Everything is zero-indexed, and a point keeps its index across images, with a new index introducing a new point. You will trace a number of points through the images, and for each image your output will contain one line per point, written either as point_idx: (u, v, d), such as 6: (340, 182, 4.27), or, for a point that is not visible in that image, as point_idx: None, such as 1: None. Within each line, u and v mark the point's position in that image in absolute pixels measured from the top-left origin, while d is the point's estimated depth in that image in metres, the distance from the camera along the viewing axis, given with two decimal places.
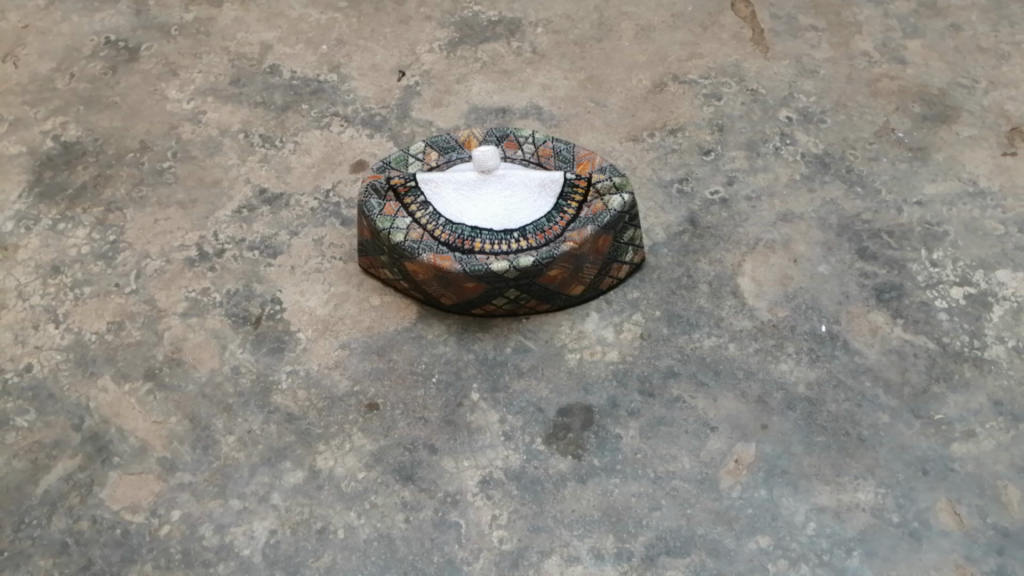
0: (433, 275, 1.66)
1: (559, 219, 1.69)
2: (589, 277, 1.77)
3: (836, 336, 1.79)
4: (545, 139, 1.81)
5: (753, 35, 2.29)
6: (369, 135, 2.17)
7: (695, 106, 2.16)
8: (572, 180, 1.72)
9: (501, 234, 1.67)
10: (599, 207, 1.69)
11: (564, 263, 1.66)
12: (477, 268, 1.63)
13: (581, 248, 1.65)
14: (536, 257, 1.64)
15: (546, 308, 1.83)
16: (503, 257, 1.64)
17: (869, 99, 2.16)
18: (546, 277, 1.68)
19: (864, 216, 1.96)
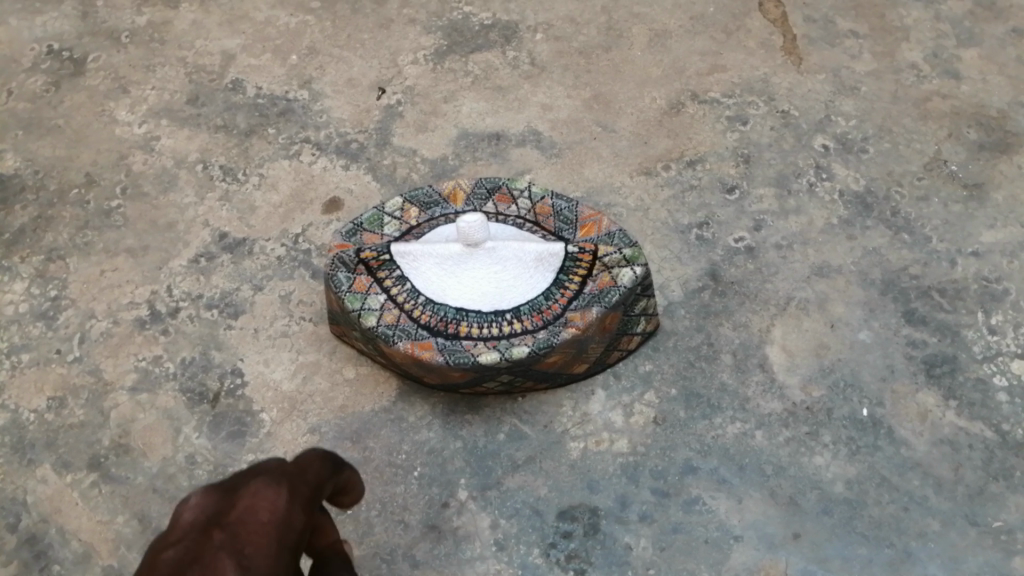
0: (412, 363, 1.42)
1: (559, 297, 1.44)
2: (594, 356, 1.54)
3: (879, 421, 1.56)
4: (543, 194, 1.58)
5: (785, 42, 2.00)
6: (344, 166, 1.90)
7: (717, 131, 1.88)
8: (575, 251, 1.48)
9: (490, 316, 1.43)
10: (606, 282, 1.45)
11: (565, 351, 1.42)
12: (462, 360, 1.39)
13: (585, 333, 1.41)
14: (533, 345, 1.40)
15: (544, 386, 1.60)
16: (494, 345, 1.40)
17: (917, 123, 1.88)
18: (543, 364, 1.45)
19: (911, 269, 1.70)
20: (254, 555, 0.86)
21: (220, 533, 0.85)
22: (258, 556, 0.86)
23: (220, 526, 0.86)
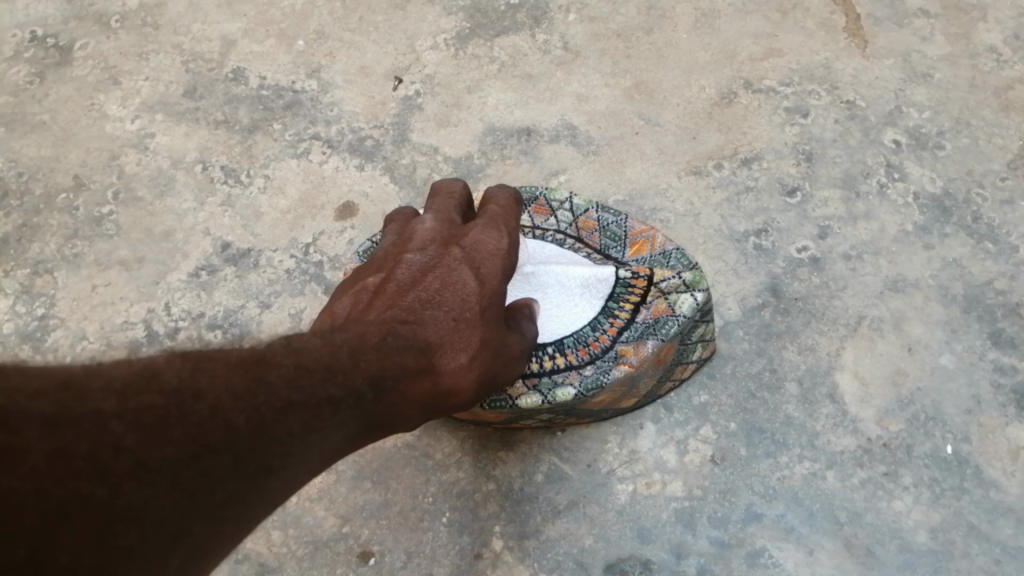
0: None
1: (608, 327, 1.27)
2: (644, 391, 1.37)
3: (966, 460, 1.38)
4: (587, 205, 1.40)
5: (848, 23, 1.79)
6: (358, 165, 1.71)
7: (774, 124, 1.69)
8: (627, 276, 1.30)
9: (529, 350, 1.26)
10: (663, 311, 1.29)
11: (613, 390, 1.28)
12: (497, 404, 1.24)
13: (638, 371, 1.27)
14: (579, 386, 1.25)
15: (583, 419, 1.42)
16: (532, 384, 1.24)
17: (999, 114, 1.67)
18: (587, 404, 1.29)
19: (997, 284, 1.51)
20: (487, 277, 0.99)
21: (461, 254, 1.00)
22: (488, 278, 0.99)
23: (460, 240, 1.02)
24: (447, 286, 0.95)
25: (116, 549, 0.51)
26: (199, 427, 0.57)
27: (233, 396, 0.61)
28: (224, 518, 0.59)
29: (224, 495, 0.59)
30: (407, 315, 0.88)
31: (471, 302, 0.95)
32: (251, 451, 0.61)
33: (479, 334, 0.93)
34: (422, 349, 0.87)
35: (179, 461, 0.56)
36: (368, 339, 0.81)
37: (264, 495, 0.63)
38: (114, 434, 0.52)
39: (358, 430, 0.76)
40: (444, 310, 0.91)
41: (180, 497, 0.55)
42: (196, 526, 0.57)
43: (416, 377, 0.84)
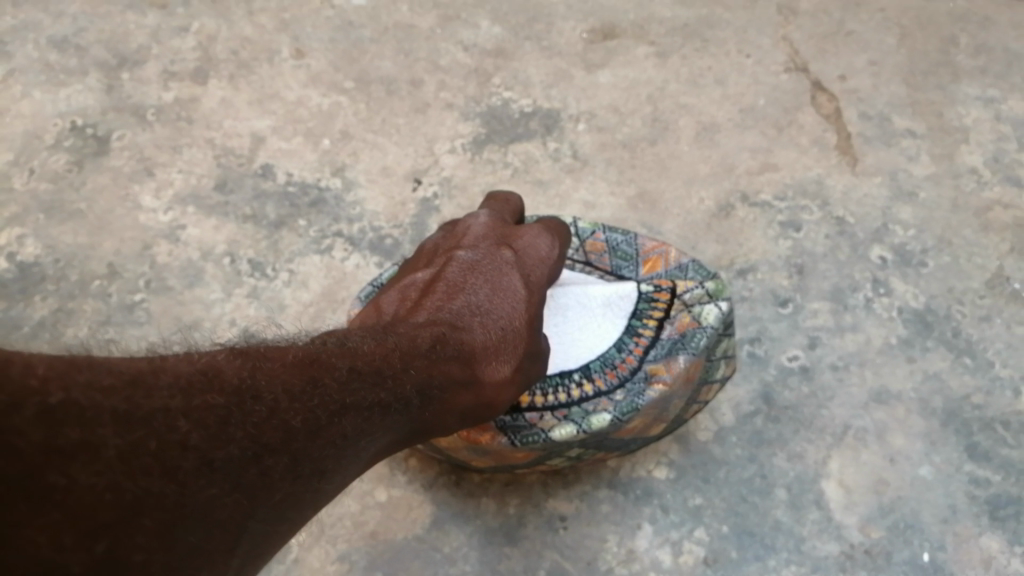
0: (467, 446, 1.38)
1: (634, 348, 1.41)
2: (677, 415, 1.47)
3: (942, 568, 1.47)
4: (593, 229, 1.57)
5: (839, 141, 1.92)
6: (378, 263, 1.82)
7: (768, 237, 1.80)
8: (650, 293, 1.47)
9: (559, 380, 1.39)
10: (688, 324, 1.43)
11: (649, 413, 1.38)
12: (532, 439, 1.34)
13: (672, 389, 1.38)
14: (614, 411, 1.35)
15: (616, 455, 1.53)
16: (566, 415, 1.36)
17: (978, 234, 1.80)
18: (625, 431, 1.39)
19: (973, 398, 1.61)
20: (524, 292, 1.24)
21: (507, 263, 1.26)
22: (525, 293, 1.23)
23: (511, 248, 1.30)
24: (493, 293, 1.21)
25: (181, 546, 0.68)
26: (259, 428, 0.77)
27: (294, 396, 0.82)
28: (276, 513, 0.79)
29: (271, 496, 0.78)
30: (458, 311, 1.17)
31: (513, 313, 1.20)
32: (298, 451, 0.82)
33: (515, 350, 1.17)
34: (468, 356, 1.12)
35: (229, 467, 0.73)
36: (417, 346, 1.05)
37: (302, 498, 0.83)
38: (179, 433, 0.70)
39: (407, 427, 1.02)
40: (487, 320, 1.17)
41: (229, 501, 0.73)
42: (254, 522, 0.76)
43: (460, 386, 1.10)
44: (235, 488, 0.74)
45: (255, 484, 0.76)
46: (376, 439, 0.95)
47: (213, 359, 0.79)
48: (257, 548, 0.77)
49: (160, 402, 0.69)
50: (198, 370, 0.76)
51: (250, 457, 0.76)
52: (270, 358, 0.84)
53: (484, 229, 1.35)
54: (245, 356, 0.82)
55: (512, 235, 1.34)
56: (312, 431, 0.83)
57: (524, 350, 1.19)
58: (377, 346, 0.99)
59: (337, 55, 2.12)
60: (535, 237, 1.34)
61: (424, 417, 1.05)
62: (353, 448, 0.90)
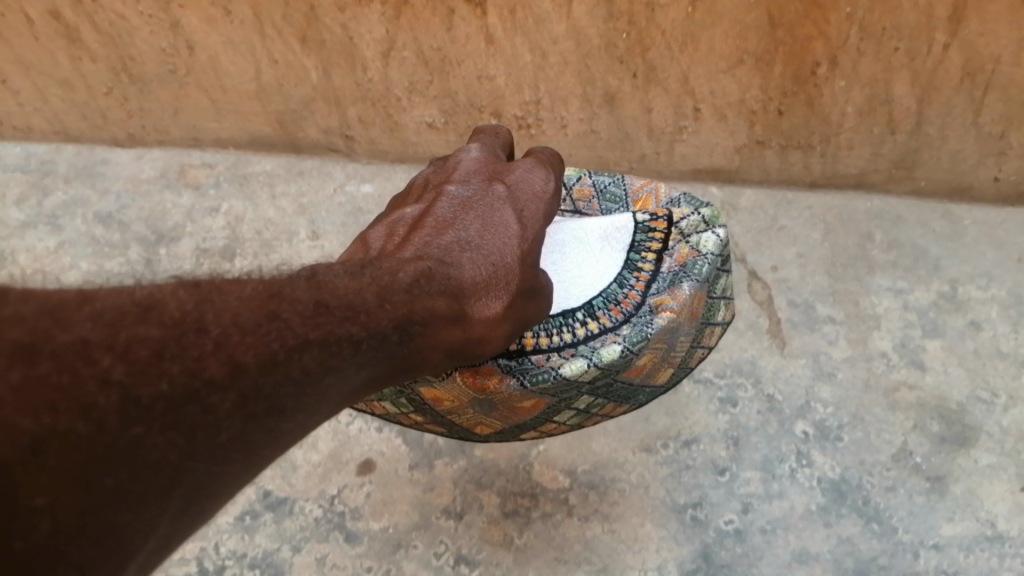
0: (473, 394, 1.45)
1: (635, 285, 1.57)
2: (680, 357, 1.62)
3: None
4: (579, 176, 1.81)
5: (770, 324, 2.29)
6: (377, 427, 2.17)
7: (710, 411, 2.14)
8: (647, 226, 1.66)
9: (564, 322, 1.50)
10: (687, 254, 1.61)
11: (659, 341, 1.51)
12: (543, 379, 1.43)
13: (677, 316, 1.52)
14: (623, 343, 1.47)
15: (622, 409, 1.65)
16: (576, 352, 1.46)
17: (887, 411, 2.13)
18: (632, 367, 1.51)
19: (880, 560, 1.91)
20: (512, 236, 1.29)
21: (497, 198, 1.34)
22: (511, 237, 1.29)
23: (501, 184, 1.38)
24: (483, 231, 1.28)
25: (97, 488, 0.70)
26: (198, 363, 0.79)
27: (246, 327, 0.85)
28: (223, 453, 0.81)
29: (209, 435, 0.79)
30: (441, 253, 1.22)
31: (500, 260, 1.25)
32: (247, 389, 0.83)
33: (502, 293, 1.23)
34: (453, 295, 1.17)
35: (158, 403, 0.75)
36: (399, 283, 1.10)
37: (250, 441, 0.84)
38: (103, 366, 0.71)
39: (386, 361, 1.06)
40: (475, 261, 1.23)
41: (159, 441, 0.75)
42: (195, 463, 0.78)
43: (444, 321, 1.14)
44: (172, 420, 0.76)
45: (190, 417, 0.77)
46: (383, 358, 1.05)
47: (157, 291, 0.81)
48: (198, 493, 0.80)
49: (79, 332, 0.71)
50: (136, 303, 0.77)
51: (182, 395, 0.77)
52: (232, 286, 0.88)
53: (474, 166, 1.44)
54: (196, 290, 0.84)
55: (501, 177, 1.41)
56: (271, 362, 0.86)
57: (513, 286, 1.24)
58: (358, 284, 1.05)
59: (347, 237, 2.47)
60: (525, 175, 1.41)
61: (417, 355, 1.12)
62: (377, 344, 1.02)
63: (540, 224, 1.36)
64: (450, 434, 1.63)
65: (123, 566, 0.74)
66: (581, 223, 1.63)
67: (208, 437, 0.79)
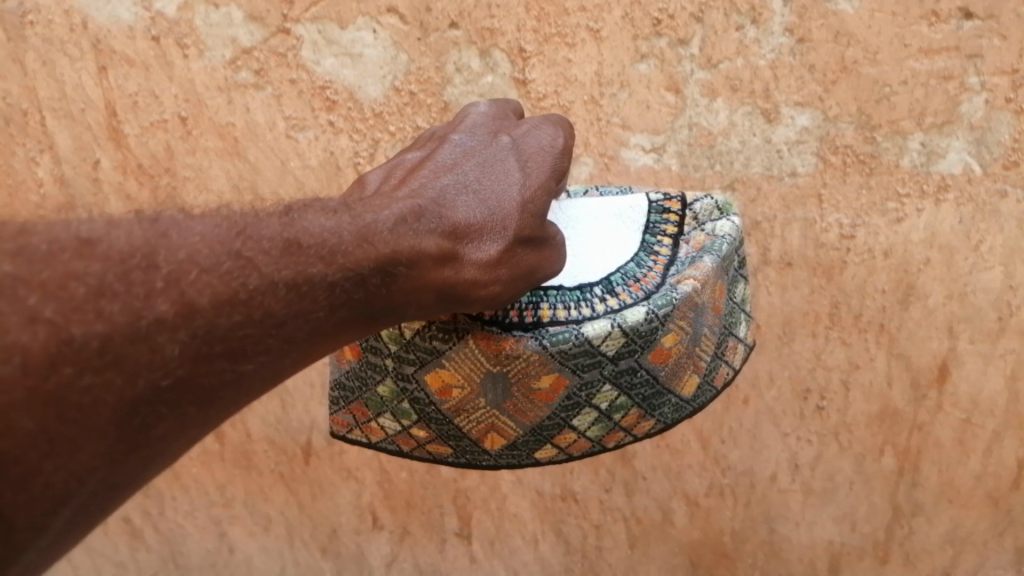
0: (487, 367, 1.14)
1: (652, 265, 1.25)
2: (705, 359, 1.26)
3: None
4: (586, 189, 1.50)
5: None
6: None
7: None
8: (659, 206, 1.36)
9: (578, 293, 1.18)
10: (704, 239, 1.30)
11: (685, 313, 1.19)
12: (562, 343, 1.13)
13: (704, 286, 1.21)
14: (649, 306, 1.16)
15: (653, 427, 1.25)
16: (595, 316, 1.15)
17: None
18: (656, 348, 1.18)
19: None
20: (530, 172, 1.12)
21: (506, 141, 1.15)
22: (528, 173, 1.12)
23: (511, 132, 1.18)
24: (486, 173, 1.10)
25: (19, 430, 0.71)
26: (145, 301, 0.78)
27: (204, 268, 0.83)
28: (172, 397, 0.81)
29: (155, 373, 0.79)
30: (429, 200, 1.05)
31: (510, 195, 1.09)
32: (201, 329, 0.82)
33: (509, 237, 1.06)
34: (445, 240, 1.03)
35: (93, 343, 0.75)
36: (379, 224, 0.98)
37: (205, 388, 0.83)
38: (29, 305, 0.72)
39: (356, 310, 0.96)
40: (474, 202, 1.07)
41: (95, 382, 0.75)
42: (138, 404, 0.79)
43: (434, 252, 1.01)
44: (110, 360, 0.76)
45: (131, 354, 0.77)
46: (377, 272, 0.96)
47: (105, 225, 0.80)
48: (144, 436, 0.80)
49: (5, 267, 0.73)
50: (79, 237, 0.78)
51: (125, 332, 0.77)
52: (195, 223, 0.86)
53: (482, 117, 1.21)
54: (154, 225, 0.83)
55: (508, 129, 1.19)
56: (230, 301, 0.84)
57: (516, 233, 1.07)
58: (337, 221, 0.96)
59: None
60: (532, 127, 1.18)
61: (404, 291, 1.00)
62: (366, 263, 0.95)
63: (549, 178, 1.12)
64: (457, 461, 1.23)
65: (58, 511, 0.77)
66: (576, 207, 1.35)
67: (144, 388, 0.78)
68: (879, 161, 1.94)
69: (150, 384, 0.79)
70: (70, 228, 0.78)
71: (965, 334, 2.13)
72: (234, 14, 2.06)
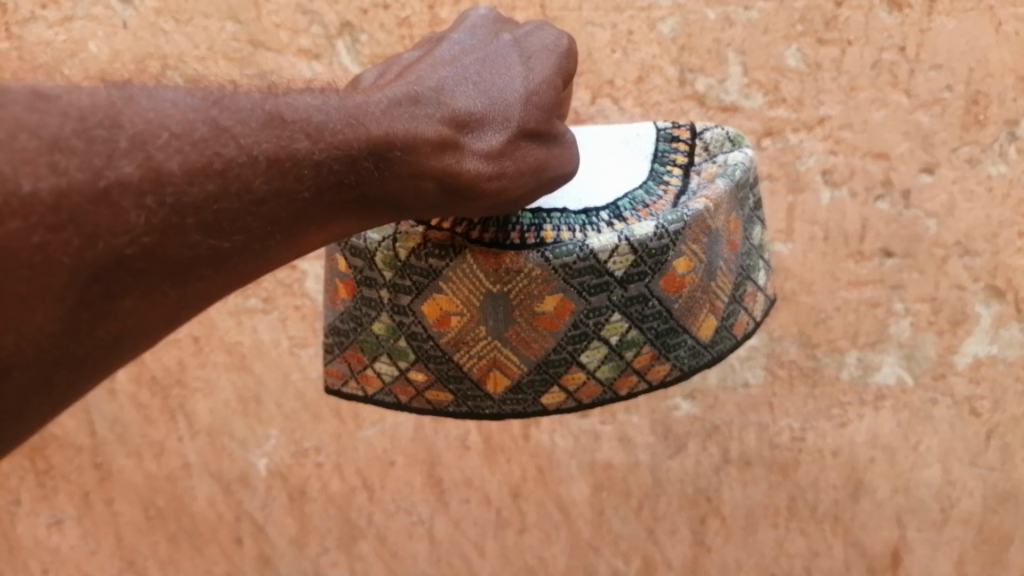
0: (486, 288, 1.13)
1: (662, 192, 1.22)
2: (721, 298, 1.22)
3: None
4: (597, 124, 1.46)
5: None
6: None
7: None
8: (669, 132, 1.32)
9: (582, 214, 1.15)
10: (715, 167, 1.26)
11: (697, 236, 1.15)
12: (565, 256, 1.10)
13: (717, 204, 1.17)
14: (658, 220, 1.13)
15: (670, 374, 1.20)
16: (602, 227, 1.13)
17: None
18: (667, 272, 1.13)
19: None
20: (533, 70, 1.04)
21: (506, 37, 1.07)
22: (533, 70, 1.04)
23: (514, 33, 1.09)
24: (487, 66, 1.02)
25: None
26: (107, 160, 0.76)
27: (175, 133, 0.79)
28: (138, 268, 0.79)
29: (117, 239, 0.76)
30: (422, 87, 0.97)
31: (511, 86, 1.01)
32: (170, 199, 0.78)
33: (509, 133, 0.99)
34: (440, 136, 0.95)
35: (45, 197, 0.73)
36: (366, 105, 0.91)
37: (179, 264, 0.81)
38: None
39: (341, 203, 0.89)
40: (472, 89, 1.00)
41: (48, 240, 0.73)
42: (99, 273, 0.76)
43: (433, 137, 0.94)
44: (66, 219, 0.74)
45: (89, 215, 0.75)
46: (369, 154, 0.89)
47: (69, 86, 0.78)
48: (106, 304, 0.78)
49: None
50: (35, 91, 0.75)
51: (85, 190, 0.74)
52: (171, 90, 0.82)
53: (482, 18, 1.10)
54: (121, 88, 0.80)
55: (511, 26, 1.10)
56: (204, 170, 0.80)
57: (521, 124, 1.00)
58: (325, 99, 0.89)
59: None
60: (536, 27, 1.10)
61: (399, 177, 0.92)
62: (357, 144, 0.89)
63: (555, 73, 1.05)
64: (458, 410, 1.21)
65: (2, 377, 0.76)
66: (585, 131, 1.32)
67: (107, 252, 0.76)
68: (822, 373, 2.17)
69: (113, 252, 0.76)
70: (39, 89, 0.76)
71: (913, 523, 2.26)
72: None
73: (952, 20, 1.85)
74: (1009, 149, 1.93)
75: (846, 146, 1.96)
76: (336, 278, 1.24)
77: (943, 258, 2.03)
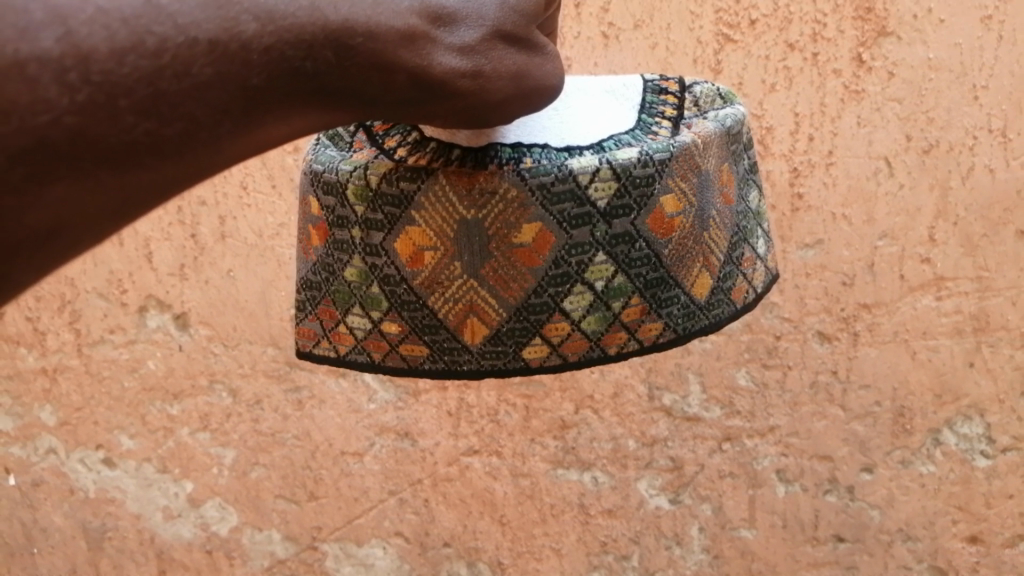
0: (460, 213, 0.98)
1: (652, 132, 1.07)
2: (714, 252, 1.09)
3: None
4: None
5: None
6: None
7: None
8: (658, 78, 1.18)
9: (563, 146, 0.99)
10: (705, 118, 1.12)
11: (686, 173, 1.02)
12: (544, 174, 0.96)
13: (705, 145, 1.05)
14: (644, 148, 1.00)
15: (662, 335, 1.04)
16: (579, 152, 0.99)
17: None
18: (655, 210, 1.00)
19: None
20: None
21: None
22: None
23: None
24: None
25: None
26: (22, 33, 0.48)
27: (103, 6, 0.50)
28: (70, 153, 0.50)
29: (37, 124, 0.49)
30: None
31: None
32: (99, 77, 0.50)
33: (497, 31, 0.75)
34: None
35: None
36: None
37: (110, 152, 0.52)
38: None
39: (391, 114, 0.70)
40: None
41: None
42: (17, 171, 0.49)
43: (403, 25, 0.67)
44: None
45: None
46: (328, 42, 0.61)
47: None
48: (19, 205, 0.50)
49: None
50: None
51: None
52: None
53: None
54: None
55: None
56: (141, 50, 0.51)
57: (497, 24, 0.75)
58: None
59: None
60: None
61: (364, 70, 0.64)
62: (312, 32, 0.60)
63: None
64: (433, 369, 1.04)
65: None
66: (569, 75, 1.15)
67: (24, 131, 0.48)
68: None
69: (33, 134, 0.49)
70: None
71: None
72: (274, 535, 2.47)
73: (874, 349, 2.20)
74: (935, 452, 2.23)
75: (794, 449, 2.27)
76: (310, 224, 1.11)
77: (888, 543, 2.30)
